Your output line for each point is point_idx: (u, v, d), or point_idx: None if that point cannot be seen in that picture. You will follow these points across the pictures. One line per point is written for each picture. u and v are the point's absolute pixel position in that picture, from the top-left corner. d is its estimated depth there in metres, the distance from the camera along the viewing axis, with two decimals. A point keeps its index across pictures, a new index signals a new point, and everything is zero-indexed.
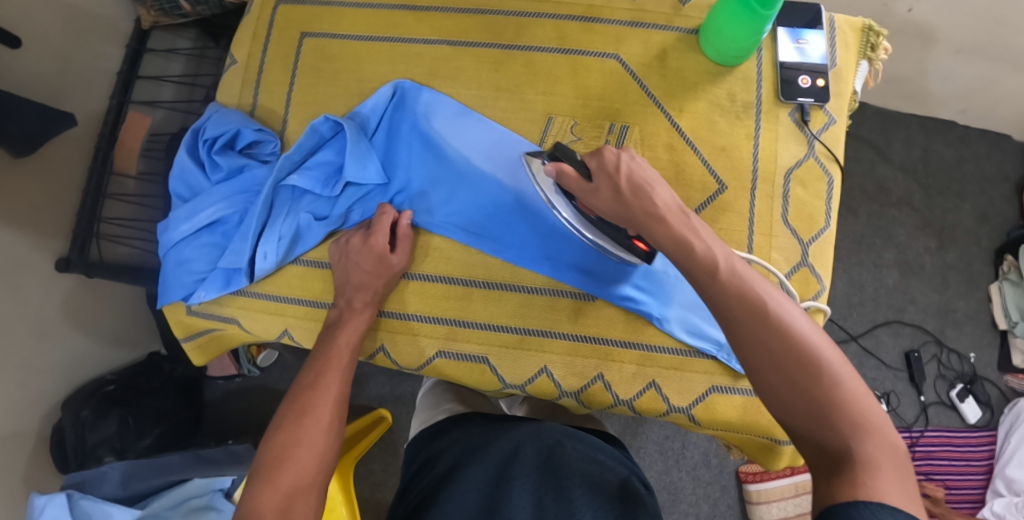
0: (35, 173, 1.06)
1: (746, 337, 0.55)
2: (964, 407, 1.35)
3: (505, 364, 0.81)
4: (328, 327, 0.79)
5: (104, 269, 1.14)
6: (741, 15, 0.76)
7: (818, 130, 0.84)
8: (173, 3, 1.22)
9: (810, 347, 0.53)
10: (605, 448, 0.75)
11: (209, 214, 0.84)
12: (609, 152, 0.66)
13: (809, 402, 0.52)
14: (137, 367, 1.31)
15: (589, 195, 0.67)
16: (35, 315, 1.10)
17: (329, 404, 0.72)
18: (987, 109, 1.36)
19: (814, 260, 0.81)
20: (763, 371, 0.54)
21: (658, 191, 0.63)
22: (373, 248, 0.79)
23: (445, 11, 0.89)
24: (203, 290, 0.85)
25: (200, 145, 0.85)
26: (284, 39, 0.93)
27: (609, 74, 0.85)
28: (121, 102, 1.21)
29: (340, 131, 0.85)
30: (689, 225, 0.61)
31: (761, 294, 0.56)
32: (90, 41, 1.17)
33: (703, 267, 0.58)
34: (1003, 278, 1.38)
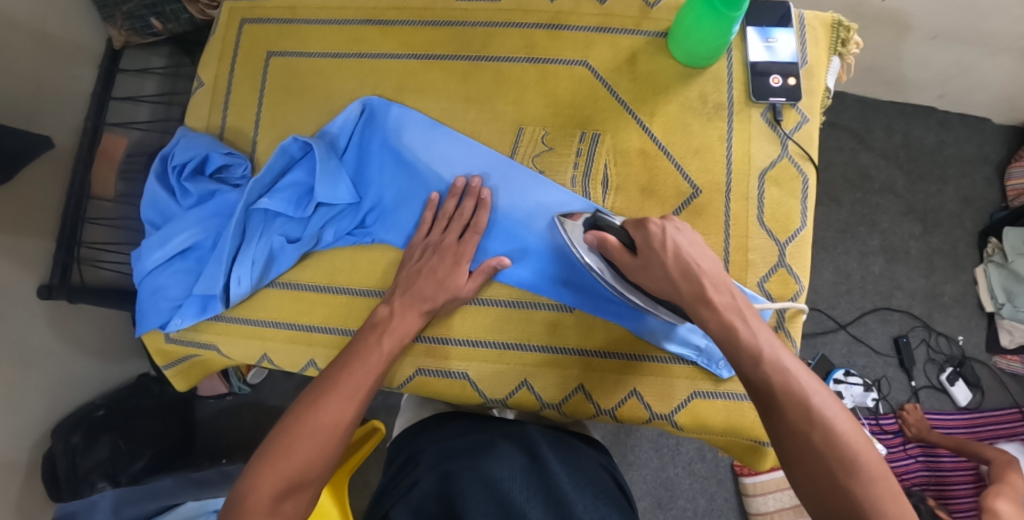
0: (9, 202, 1.06)
1: (787, 427, 0.58)
2: (954, 390, 1.36)
3: (485, 379, 0.80)
4: (376, 327, 0.76)
5: (86, 293, 1.14)
6: (708, 17, 0.76)
7: (790, 129, 0.84)
8: (144, 23, 1.23)
9: (848, 444, 0.56)
10: (578, 454, 0.75)
11: (181, 241, 0.83)
12: (654, 226, 0.67)
13: (845, 496, 0.55)
14: (127, 390, 1.31)
15: (636, 270, 0.68)
16: (17, 345, 1.09)
17: (346, 400, 0.70)
18: (965, 93, 1.36)
19: (791, 261, 0.81)
20: (801, 463, 0.57)
21: (705, 268, 0.64)
22: (459, 254, 0.78)
23: (411, 24, 0.88)
24: (180, 317, 0.84)
25: (170, 172, 0.84)
26: (250, 60, 0.92)
27: (578, 81, 0.84)
28: (97, 124, 1.19)
29: (310, 150, 0.84)
30: (737, 306, 0.63)
31: (806, 388, 0.59)
32: (61, 65, 1.17)
33: (746, 354, 0.61)
34: (988, 261, 1.38)
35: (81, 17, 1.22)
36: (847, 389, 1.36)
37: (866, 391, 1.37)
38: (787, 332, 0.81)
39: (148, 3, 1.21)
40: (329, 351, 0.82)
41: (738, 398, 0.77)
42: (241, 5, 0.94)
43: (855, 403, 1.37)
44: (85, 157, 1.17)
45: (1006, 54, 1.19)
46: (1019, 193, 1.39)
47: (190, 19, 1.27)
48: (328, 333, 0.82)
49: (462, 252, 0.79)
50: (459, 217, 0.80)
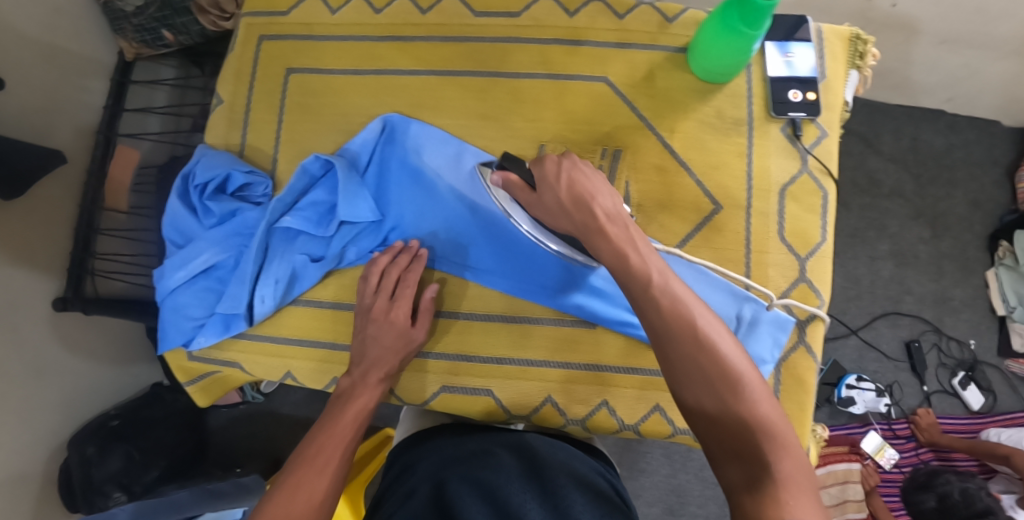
0: (24, 215, 1.08)
1: (675, 351, 0.57)
2: (967, 394, 1.38)
3: (509, 394, 0.80)
4: (341, 398, 0.77)
5: (100, 305, 1.16)
6: (727, 37, 0.76)
7: (810, 144, 0.85)
8: (156, 34, 1.27)
9: (734, 365, 0.55)
10: (581, 462, 0.74)
11: (204, 260, 0.83)
12: (551, 162, 0.69)
13: (732, 416, 0.54)
14: (139, 400, 1.32)
15: (535, 205, 0.72)
16: (33, 358, 1.11)
17: (316, 472, 0.69)
18: (974, 96, 1.36)
19: (812, 276, 0.84)
20: (689, 386, 0.56)
21: (598, 197, 0.66)
22: (395, 322, 0.78)
23: (429, 40, 0.86)
24: (202, 336, 0.84)
25: (192, 192, 0.84)
26: (268, 76, 0.90)
27: (597, 98, 0.84)
28: (108, 136, 1.24)
29: (331, 169, 0.84)
30: (629, 237, 0.63)
31: (692, 311, 0.58)
32: (74, 77, 1.22)
33: (636, 280, 0.61)
34: (998, 264, 1.39)
35: (94, 32, 1.27)
36: (860, 394, 1.35)
37: (878, 396, 1.36)
38: (808, 346, 0.84)
39: (159, 15, 1.25)
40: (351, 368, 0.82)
41: None
42: (258, 21, 0.92)
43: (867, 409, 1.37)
44: (97, 173, 1.20)
45: (1015, 58, 1.19)
46: None
47: (201, 32, 1.29)
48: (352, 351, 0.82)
49: (394, 315, 0.79)
50: (390, 273, 0.80)
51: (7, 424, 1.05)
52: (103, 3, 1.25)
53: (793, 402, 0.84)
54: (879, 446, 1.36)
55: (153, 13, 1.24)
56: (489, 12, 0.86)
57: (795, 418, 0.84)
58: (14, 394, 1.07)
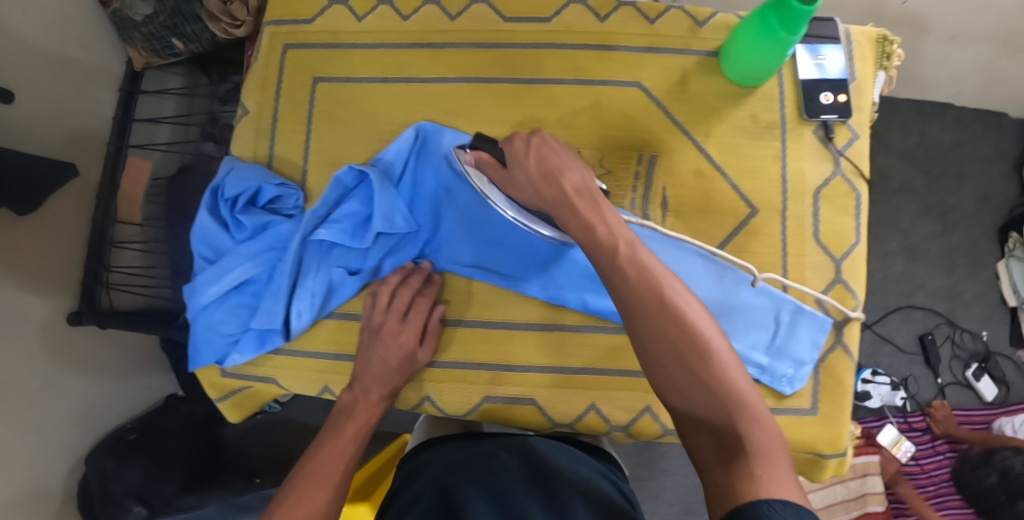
0: (37, 230, 1.09)
1: (643, 320, 0.58)
2: (980, 385, 1.39)
3: (553, 403, 0.80)
4: (342, 414, 0.77)
5: (116, 317, 1.18)
6: (763, 42, 0.76)
7: (842, 145, 0.86)
8: (165, 43, 1.25)
9: (701, 333, 0.57)
10: (588, 469, 0.72)
11: (236, 275, 0.82)
12: (521, 141, 0.71)
13: (699, 382, 0.55)
14: (154, 412, 1.32)
15: (505, 182, 0.73)
16: (47, 370, 1.11)
17: (318, 487, 0.69)
18: (983, 90, 1.37)
19: (847, 276, 0.84)
20: (658, 356, 0.57)
21: (567, 173, 0.68)
22: (402, 346, 0.78)
23: (459, 47, 0.85)
24: (238, 353, 0.84)
25: (222, 205, 0.83)
26: (294, 85, 0.89)
27: (632, 103, 0.83)
28: (119, 147, 1.23)
29: (364, 179, 0.83)
30: (596, 210, 0.65)
31: (658, 279, 0.59)
32: (84, 88, 1.21)
33: (604, 250, 0.62)
34: (1009, 255, 1.41)
35: (101, 42, 1.26)
36: (876, 388, 1.37)
37: (894, 389, 1.38)
38: (845, 346, 0.84)
39: (169, 23, 1.23)
40: None
41: (800, 413, 0.84)
42: (281, 29, 0.90)
43: (884, 402, 1.39)
44: (108, 185, 1.21)
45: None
46: None
47: (212, 39, 1.26)
48: None
49: (401, 337, 0.78)
50: (403, 297, 0.79)
51: (23, 440, 1.05)
52: (109, 11, 1.23)
53: (831, 403, 0.84)
54: (895, 439, 1.37)
55: (163, 21, 1.23)
56: (519, 17, 0.85)
57: (832, 418, 0.84)
58: (27, 410, 1.06)
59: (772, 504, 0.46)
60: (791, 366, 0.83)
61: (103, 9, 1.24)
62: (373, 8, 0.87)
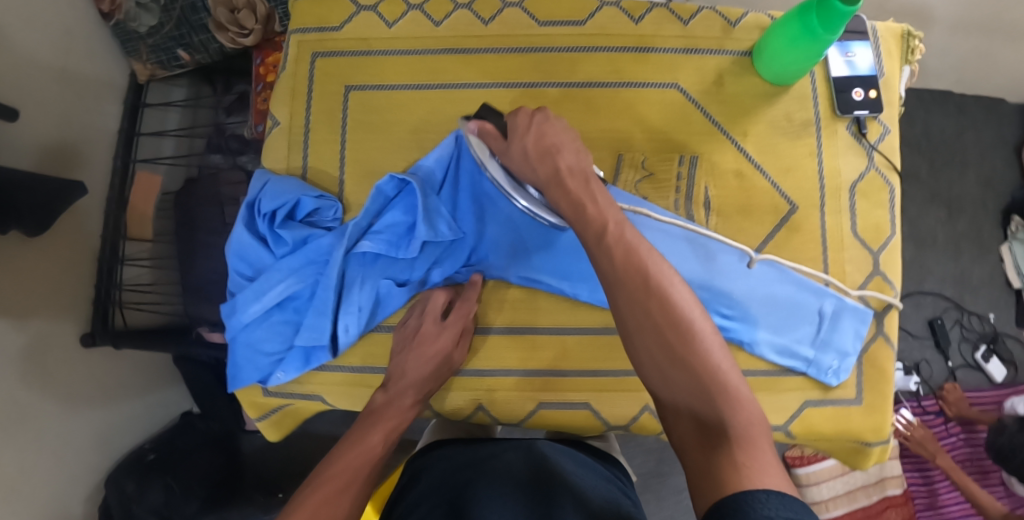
0: (48, 250, 1.05)
1: (626, 300, 0.58)
2: (989, 367, 1.41)
3: (608, 407, 0.80)
4: (372, 415, 0.74)
5: (130, 337, 1.15)
6: (802, 41, 0.77)
7: (875, 140, 0.87)
8: (171, 54, 1.22)
9: (686, 314, 0.57)
10: (590, 472, 0.71)
11: (278, 292, 0.80)
12: (523, 113, 0.70)
13: (683, 363, 0.55)
14: (172, 430, 1.29)
15: (505, 153, 0.71)
16: (64, 391, 1.08)
17: (340, 490, 0.64)
18: (983, 78, 1.39)
19: (886, 268, 0.85)
20: (641, 337, 0.57)
21: (562, 150, 0.67)
22: (438, 350, 0.77)
23: (495, 52, 0.85)
24: (281, 371, 0.82)
25: (260, 220, 0.81)
26: (326, 94, 0.87)
27: (670, 105, 0.84)
28: (126, 162, 1.22)
29: (404, 188, 0.81)
30: (588, 191, 0.64)
31: (645, 258, 0.59)
32: (90, 101, 1.17)
33: (592, 229, 0.62)
34: (1012, 239, 1.44)
35: (106, 54, 1.21)
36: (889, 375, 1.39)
37: (907, 375, 1.39)
38: (886, 336, 0.85)
39: (175, 34, 1.21)
40: (447, 393, 0.82)
41: (845, 403, 0.85)
42: (309, 37, 0.89)
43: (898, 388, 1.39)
44: (117, 200, 1.19)
45: None
46: None
47: (219, 49, 1.23)
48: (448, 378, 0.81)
49: (437, 341, 0.78)
50: (436, 304, 0.79)
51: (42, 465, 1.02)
52: (113, 24, 1.20)
53: (876, 392, 0.85)
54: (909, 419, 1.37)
55: (169, 32, 1.21)
56: (554, 21, 0.85)
57: (878, 407, 0.85)
58: (46, 432, 1.03)
59: (756, 494, 0.46)
60: (836, 357, 0.84)
61: (105, 22, 1.20)
62: (404, 14, 0.86)
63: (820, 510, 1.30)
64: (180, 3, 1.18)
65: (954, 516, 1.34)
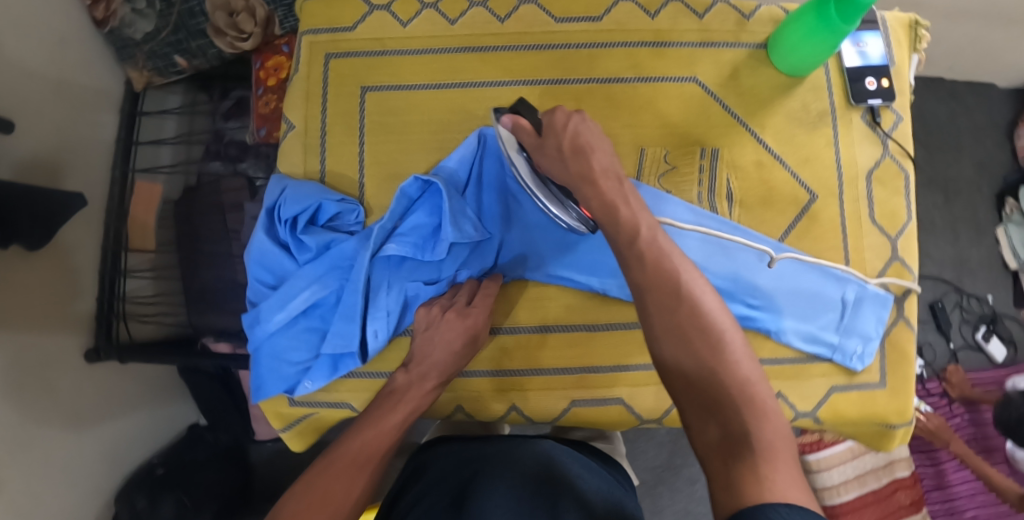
0: (51, 262, 0.99)
1: (656, 303, 0.58)
2: (990, 347, 1.42)
3: (642, 402, 0.80)
4: (393, 394, 0.74)
5: (136, 352, 1.08)
6: (818, 34, 0.77)
7: (889, 128, 0.87)
8: (168, 61, 1.13)
9: (713, 320, 0.57)
10: (595, 470, 0.71)
11: (303, 299, 0.79)
12: (561, 113, 0.71)
13: (707, 368, 0.55)
14: (181, 444, 1.25)
15: (535, 150, 0.71)
16: (72, 409, 1.02)
17: (356, 470, 0.65)
18: (975, 64, 1.40)
19: (904, 254, 0.86)
20: (667, 341, 0.56)
21: (596, 155, 0.69)
22: (468, 326, 0.76)
23: (512, 49, 0.85)
24: (309, 380, 0.80)
25: (281, 226, 0.80)
26: (341, 96, 0.86)
27: (689, 99, 0.84)
28: (124, 172, 1.14)
29: (427, 188, 0.81)
30: (621, 193, 0.66)
31: (675, 264, 0.60)
32: (87, 111, 1.10)
33: (625, 233, 0.63)
34: (1007, 221, 1.45)
35: (98, 61, 1.12)
36: None
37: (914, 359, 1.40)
38: (907, 319, 0.86)
39: (173, 39, 1.12)
40: (480, 393, 0.82)
41: (869, 388, 0.85)
42: (321, 38, 0.87)
43: None
44: (118, 212, 1.12)
45: (1015, 25, 1.24)
46: None
47: (219, 54, 1.14)
48: (478, 378, 0.82)
49: (467, 320, 0.76)
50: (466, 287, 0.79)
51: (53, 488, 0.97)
52: (107, 31, 1.11)
53: (900, 376, 0.86)
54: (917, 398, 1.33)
55: (166, 38, 1.11)
56: (570, 17, 0.85)
57: (902, 390, 0.85)
58: (52, 452, 0.97)
59: (778, 506, 0.44)
60: (860, 343, 0.84)
61: (98, 28, 1.11)
62: (417, 13, 0.86)
63: (827, 496, 1.25)
64: (178, 6, 1.09)
65: (962, 495, 1.32)
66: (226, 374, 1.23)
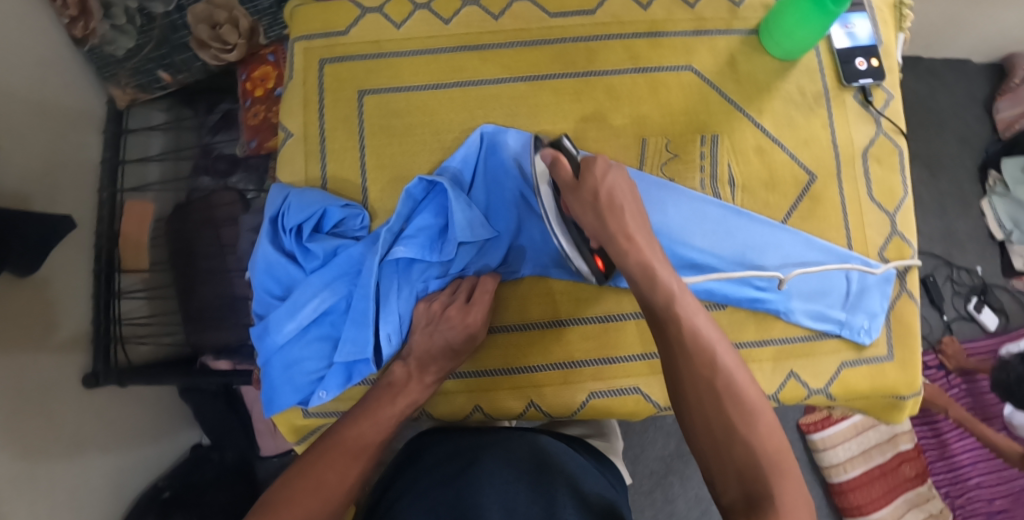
0: (42, 285, 0.96)
1: (689, 372, 0.56)
2: (982, 317, 1.43)
3: (658, 390, 0.81)
4: (391, 387, 0.74)
5: (138, 374, 1.06)
6: (813, 19, 0.79)
7: (881, 107, 0.89)
8: (151, 76, 1.10)
9: (746, 392, 0.55)
10: (590, 467, 0.71)
11: (313, 308, 0.78)
12: (601, 162, 0.69)
13: (737, 439, 0.53)
14: (186, 465, 1.19)
15: (570, 191, 0.69)
16: (73, 435, 0.98)
17: (351, 459, 0.67)
18: (950, 41, 1.42)
19: (903, 229, 0.87)
20: (699, 411, 0.55)
21: (630, 209, 0.67)
22: (464, 324, 0.77)
23: (510, 47, 0.85)
24: (323, 390, 0.79)
25: (286, 236, 0.79)
26: (339, 102, 0.86)
27: (688, 87, 0.86)
28: (112, 194, 1.11)
29: (432, 190, 0.81)
30: (654, 251, 0.65)
31: (709, 332, 0.58)
32: (72, 131, 1.06)
33: (659, 297, 0.61)
34: (991, 193, 1.47)
35: (80, 80, 1.08)
36: None
37: None
38: (910, 292, 0.87)
39: (156, 54, 1.08)
40: (496, 391, 0.81)
41: (878, 361, 0.86)
42: (316, 44, 0.87)
43: None
44: (109, 234, 1.09)
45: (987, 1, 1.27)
46: (1007, 124, 1.47)
47: (203, 67, 1.12)
48: (493, 376, 0.82)
49: (467, 316, 0.77)
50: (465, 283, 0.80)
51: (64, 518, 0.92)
52: (87, 50, 1.06)
53: (907, 348, 0.86)
54: None
55: (149, 53, 1.07)
56: (565, 12, 0.86)
57: (910, 362, 0.86)
58: (58, 479, 0.93)
59: None
60: (866, 318, 0.85)
61: (77, 48, 1.06)
62: (411, 13, 0.86)
63: (834, 473, 1.26)
64: (158, 21, 1.06)
65: (965, 464, 1.33)
66: (229, 390, 1.20)
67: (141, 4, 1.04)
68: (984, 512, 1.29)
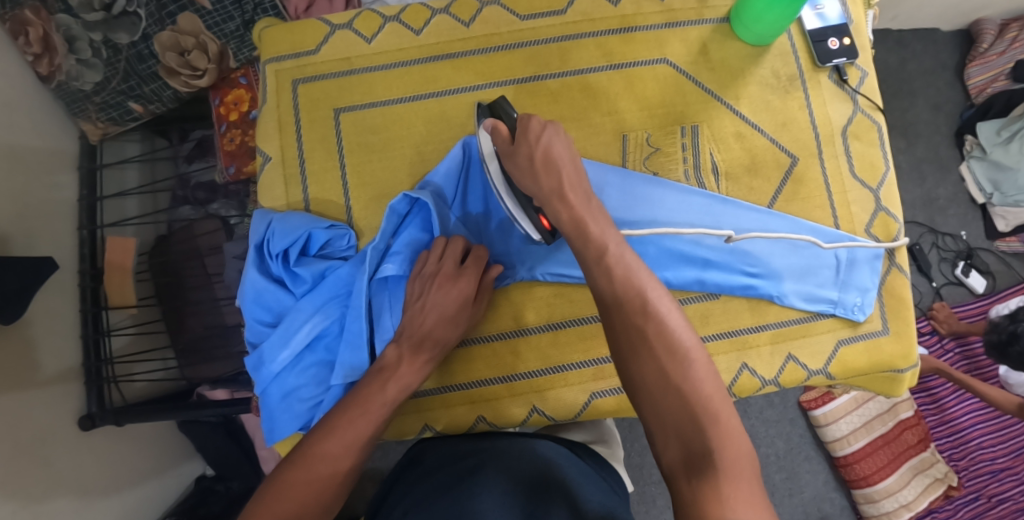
0: (25, 331, 0.93)
1: (623, 325, 0.56)
2: (970, 281, 1.45)
3: None
4: (382, 373, 0.71)
5: (132, 414, 1.02)
6: (780, 3, 0.79)
7: (856, 84, 0.89)
8: (123, 109, 1.06)
9: (679, 340, 0.54)
10: (590, 477, 0.68)
11: (306, 332, 0.77)
12: (536, 123, 0.69)
13: (672, 385, 0.53)
14: (191, 499, 1.16)
15: (509, 155, 0.71)
16: (71, 482, 0.95)
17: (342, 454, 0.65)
18: (916, 11, 1.43)
19: (888, 203, 0.88)
20: (636, 362, 0.55)
21: (567, 169, 0.68)
22: (458, 290, 0.75)
23: (482, 53, 0.85)
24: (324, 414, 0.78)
25: (273, 261, 0.78)
26: (315, 123, 0.85)
27: (663, 79, 0.86)
28: (93, 230, 1.07)
29: (416, 204, 0.81)
30: (590, 209, 0.65)
31: (642, 281, 0.58)
32: (43, 173, 1.01)
33: (593, 249, 0.62)
34: (969, 157, 1.48)
35: (49, 117, 1.04)
36: None
37: None
38: (900, 266, 0.88)
39: (125, 87, 1.05)
40: (498, 400, 0.81)
41: (873, 336, 0.86)
42: (286, 65, 0.86)
43: None
44: (92, 271, 1.05)
45: None
46: (980, 90, 1.48)
47: (174, 94, 1.08)
48: (494, 385, 0.81)
49: (460, 284, 0.75)
50: (452, 248, 0.77)
51: None
52: (54, 86, 1.02)
53: (902, 321, 0.86)
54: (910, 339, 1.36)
55: (117, 86, 1.04)
56: (535, 14, 0.85)
57: (906, 334, 0.86)
58: None
59: None
60: (858, 294, 0.85)
61: (44, 85, 1.02)
62: (381, 27, 0.85)
63: (839, 447, 1.27)
64: (123, 51, 1.02)
65: (968, 426, 1.34)
66: (228, 420, 1.19)
67: (106, 36, 1.01)
68: (987, 471, 1.31)
